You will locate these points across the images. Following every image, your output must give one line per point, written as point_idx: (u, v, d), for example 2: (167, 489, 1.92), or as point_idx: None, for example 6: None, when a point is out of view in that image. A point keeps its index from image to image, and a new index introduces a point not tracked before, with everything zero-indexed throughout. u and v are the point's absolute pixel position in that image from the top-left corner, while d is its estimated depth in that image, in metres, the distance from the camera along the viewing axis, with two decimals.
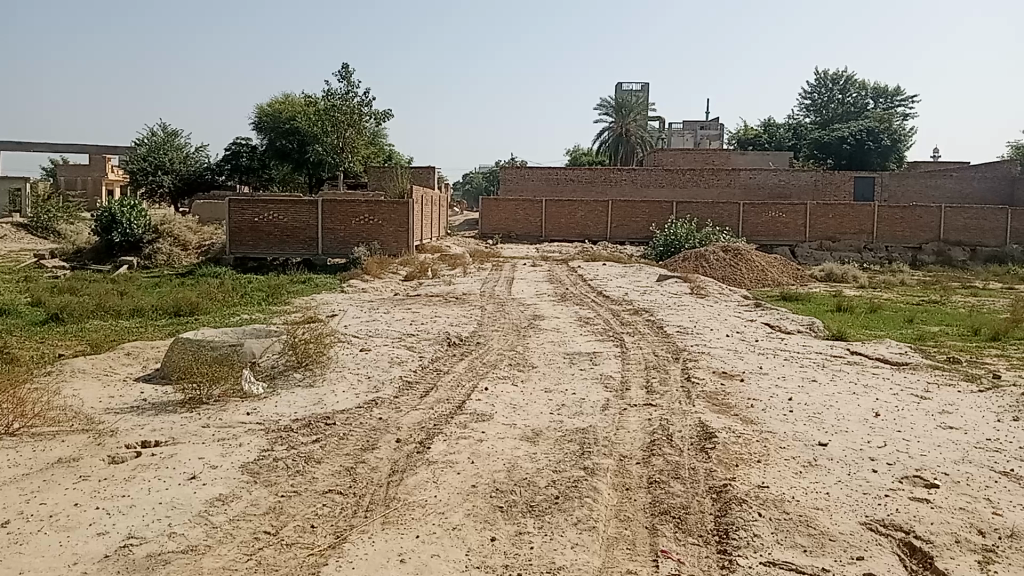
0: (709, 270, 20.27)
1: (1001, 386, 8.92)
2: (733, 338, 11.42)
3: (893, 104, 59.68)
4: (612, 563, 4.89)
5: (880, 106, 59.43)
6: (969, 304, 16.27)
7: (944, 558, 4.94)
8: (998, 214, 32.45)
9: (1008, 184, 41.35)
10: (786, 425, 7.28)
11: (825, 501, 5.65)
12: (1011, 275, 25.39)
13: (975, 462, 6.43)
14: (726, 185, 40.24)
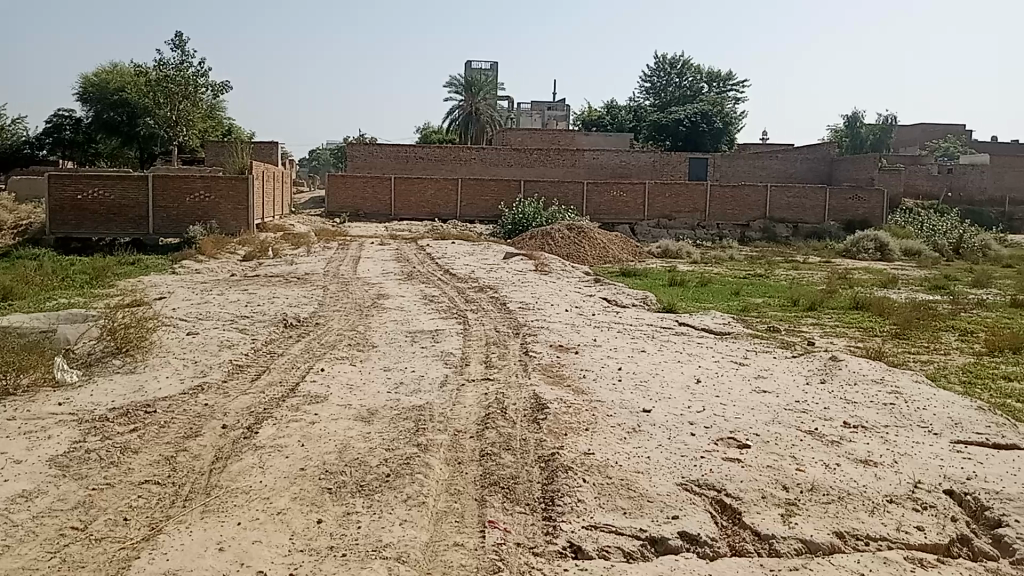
0: (553, 248, 20.70)
1: (812, 351, 9.63)
2: (572, 312, 11.75)
3: (724, 88, 62.87)
4: (439, 536, 4.92)
5: (713, 90, 62.46)
6: (790, 277, 17.45)
7: (751, 513, 5.28)
8: (817, 193, 34.96)
9: (827, 165, 44.53)
10: (614, 393, 7.57)
11: (646, 465, 5.91)
12: (829, 249, 27.50)
13: (783, 422, 6.90)
14: (571, 164, 41.15)
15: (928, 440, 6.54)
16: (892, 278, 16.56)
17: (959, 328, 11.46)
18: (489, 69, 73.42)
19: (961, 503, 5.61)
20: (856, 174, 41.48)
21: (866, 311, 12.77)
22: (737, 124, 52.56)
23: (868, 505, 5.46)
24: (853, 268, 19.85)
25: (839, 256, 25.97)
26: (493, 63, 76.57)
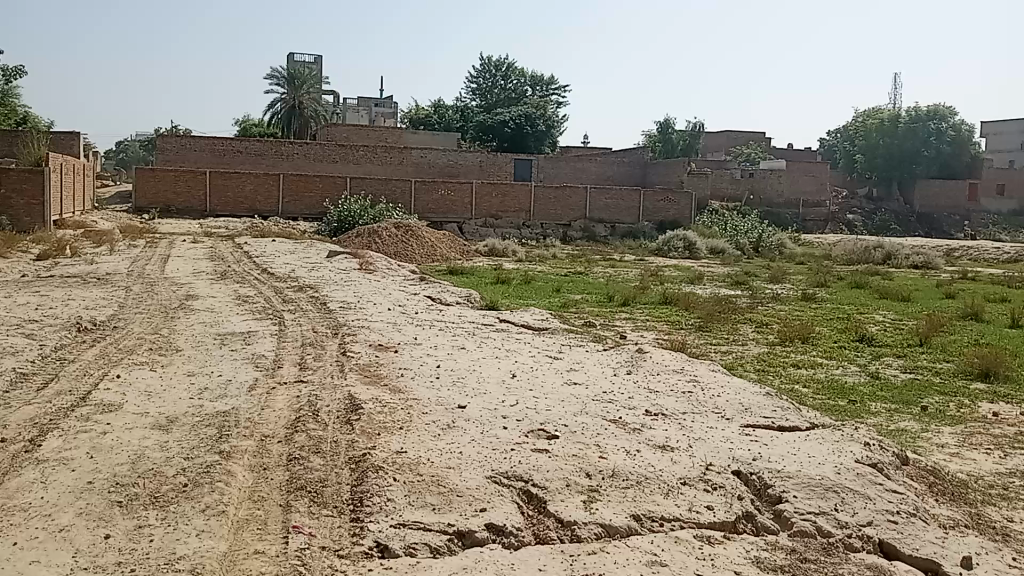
0: (380, 246, 20.49)
1: (622, 345, 10.11)
2: (393, 311, 11.68)
3: (547, 92, 64.67)
4: (239, 545, 4.74)
5: (536, 93, 64.05)
6: (608, 274, 18.23)
7: (555, 502, 5.46)
8: (634, 195, 36.75)
9: (641, 168, 47.13)
10: (431, 391, 7.60)
11: (457, 460, 5.97)
12: (644, 248, 28.97)
13: (591, 413, 7.17)
14: (398, 163, 40.91)
15: (720, 425, 7.03)
16: (698, 274, 17.67)
17: (755, 320, 12.40)
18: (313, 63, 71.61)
19: (746, 482, 6.06)
20: (669, 177, 43.94)
21: (675, 305, 13.56)
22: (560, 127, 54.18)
23: (664, 488, 5.79)
24: (665, 266, 21.02)
25: (653, 254, 27.42)
26: (318, 56, 74.78)
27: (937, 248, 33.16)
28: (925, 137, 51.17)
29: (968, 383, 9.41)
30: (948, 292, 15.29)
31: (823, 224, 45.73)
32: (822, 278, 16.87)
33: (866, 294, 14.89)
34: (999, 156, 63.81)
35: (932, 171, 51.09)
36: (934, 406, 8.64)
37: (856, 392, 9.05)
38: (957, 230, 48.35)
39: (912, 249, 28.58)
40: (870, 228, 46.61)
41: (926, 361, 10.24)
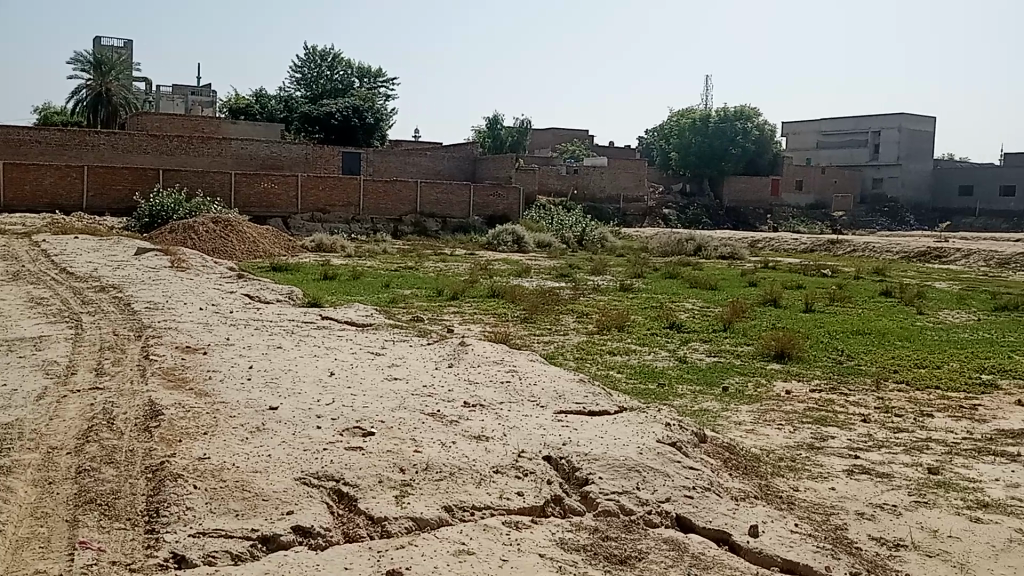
0: (196, 242, 19.54)
1: (445, 338, 10.20)
2: (206, 310, 11.19)
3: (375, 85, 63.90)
4: (17, 567, 4.41)
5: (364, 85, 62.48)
6: (436, 268, 18.31)
7: (366, 498, 5.43)
8: (463, 189, 37.19)
9: (470, 163, 47.70)
10: (241, 393, 7.35)
11: (265, 464, 5.81)
12: (474, 242, 29.31)
13: (409, 407, 7.17)
14: (217, 154, 39.20)
15: (534, 413, 7.24)
16: (525, 267, 18.09)
17: (576, 311, 12.85)
18: (124, 47, 67.03)
19: (556, 466, 6.29)
20: (498, 172, 44.60)
21: (501, 298, 13.83)
22: (388, 120, 53.76)
23: (476, 477, 5.90)
24: (493, 259, 21.36)
25: (482, 248, 27.87)
26: (127, 41, 70.10)
27: (743, 240, 35.71)
28: (733, 134, 54.52)
29: (765, 364, 10.19)
30: (751, 280, 16.51)
31: (642, 219, 48.18)
32: (639, 269, 17.74)
33: (678, 284, 15.82)
34: (797, 154, 69.37)
35: (740, 168, 54.84)
36: (734, 386, 9.30)
37: (666, 376, 9.60)
38: (761, 223, 52.30)
39: (720, 241, 30.58)
40: (684, 222, 49.49)
41: (729, 345, 11.00)
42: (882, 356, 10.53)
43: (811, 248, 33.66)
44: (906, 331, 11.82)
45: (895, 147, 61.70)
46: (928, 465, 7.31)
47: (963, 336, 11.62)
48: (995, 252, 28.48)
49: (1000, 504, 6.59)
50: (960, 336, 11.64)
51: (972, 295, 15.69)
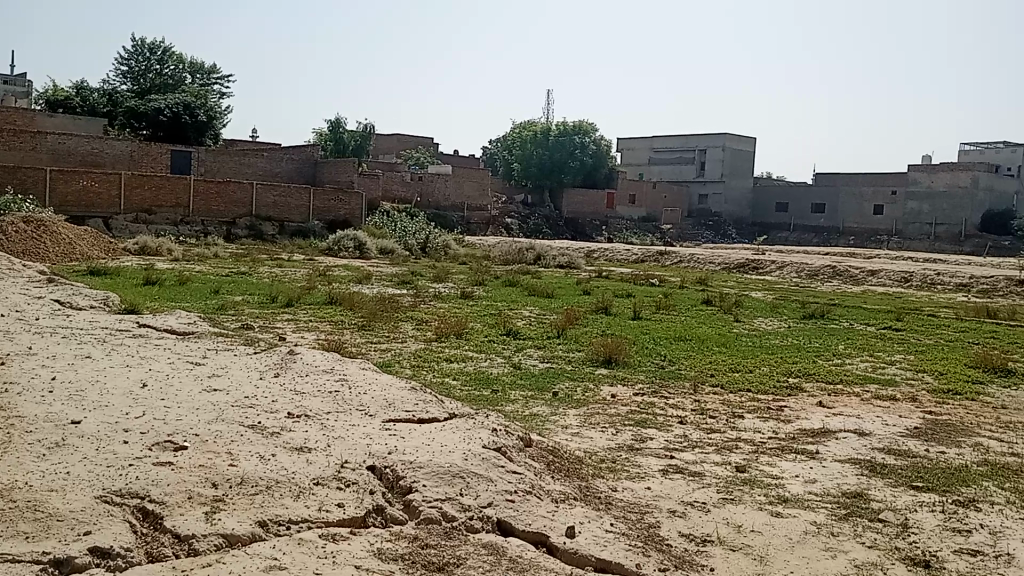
0: (3, 242, 17.98)
1: (273, 347, 9.91)
2: (8, 317, 10.31)
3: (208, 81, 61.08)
4: None
5: (196, 81, 59.61)
6: (272, 274, 17.77)
7: (173, 515, 5.17)
8: (302, 193, 36.40)
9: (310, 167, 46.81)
10: (41, 407, 6.83)
11: (62, 482, 5.42)
12: (312, 247, 28.67)
13: (227, 419, 6.90)
14: (30, 148, 36.26)
15: (360, 422, 7.15)
16: (365, 274, 17.88)
17: (415, 318, 12.83)
18: None
19: (379, 476, 6.23)
20: (339, 177, 43.60)
21: (339, 305, 13.60)
22: (222, 119, 51.50)
23: (295, 490, 5.75)
24: (333, 265, 20.98)
25: (322, 254, 27.33)
26: None
27: (580, 250, 36.89)
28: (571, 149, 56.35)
29: (594, 369, 10.58)
30: (586, 288, 17.09)
31: (485, 228, 48.84)
32: (480, 277, 17.95)
33: (517, 292, 16.13)
34: (631, 169, 72.47)
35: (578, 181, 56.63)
36: (564, 391, 9.58)
37: (499, 382, 9.74)
38: (597, 233, 54.21)
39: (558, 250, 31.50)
40: (525, 232, 50.55)
41: (560, 352, 11.31)
42: (701, 361, 11.16)
43: (641, 259, 35.23)
44: (724, 337, 12.58)
45: (719, 165, 65.66)
46: (737, 463, 7.80)
47: (773, 342, 12.52)
48: (805, 264, 30.94)
49: (797, 498, 7.12)
50: (771, 342, 12.54)
51: (784, 303, 16.94)
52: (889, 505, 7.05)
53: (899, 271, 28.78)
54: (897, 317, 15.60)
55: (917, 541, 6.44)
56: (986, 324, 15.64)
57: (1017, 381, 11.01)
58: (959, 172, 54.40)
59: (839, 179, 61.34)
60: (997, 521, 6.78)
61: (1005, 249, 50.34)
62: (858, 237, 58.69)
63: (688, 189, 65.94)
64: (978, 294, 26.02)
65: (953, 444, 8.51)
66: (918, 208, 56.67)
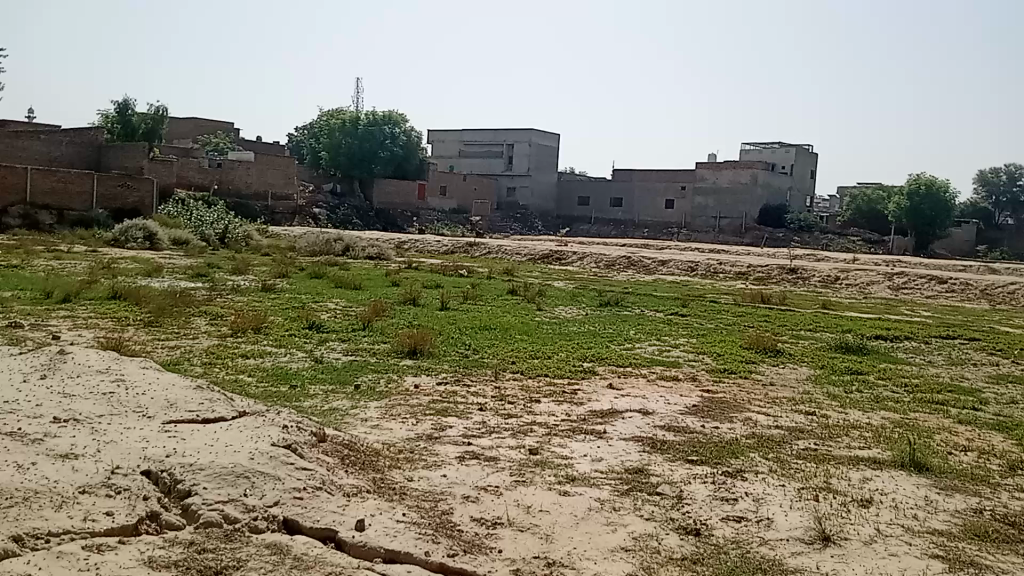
0: None
1: (43, 346, 9.15)
2: None
3: None
4: None
5: None
6: (46, 267, 16.36)
7: None
8: (84, 179, 33.66)
9: (94, 151, 43.37)
10: None
11: None
12: (97, 238, 26.63)
13: None
14: None
15: (138, 424, 6.75)
16: (156, 266, 16.85)
17: (209, 313, 12.26)
18: None
19: (155, 480, 5.94)
20: (127, 162, 40.70)
21: (123, 300, 12.74)
22: None
23: (56, 500, 5.36)
24: (119, 257, 19.63)
25: (108, 246, 25.47)
26: None
27: (390, 241, 36.74)
28: (380, 139, 55.63)
29: (398, 360, 10.58)
30: (392, 280, 17.05)
31: (290, 218, 47.51)
32: (283, 269, 17.42)
33: (322, 284, 15.81)
34: (441, 161, 72.43)
35: (388, 171, 56.00)
36: (366, 383, 9.51)
37: (298, 376, 9.52)
38: (408, 224, 54.10)
39: (367, 241, 31.23)
40: (333, 222, 49.52)
41: (365, 344, 11.23)
42: (502, 349, 11.45)
43: (451, 250, 35.60)
44: (526, 325, 12.98)
45: (525, 159, 67.30)
46: (530, 446, 8.07)
47: (571, 329, 13.06)
48: (603, 254, 32.52)
49: (584, 476, 7.49)
50: (569, 329, 13.06)
51: (582, 292, 17.69)
52: (666, 479, 7.56)
53: (686, 261, 30.89)
54: (683, 304, 16.70)
55: (690, 511, 6.96)
56: (758, 308, 17.11)
57: (784, 359, 12.14)
58: (741, 170, 59.72)
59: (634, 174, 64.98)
60: (760, 487, 7.46)
61: (780, 240, 55.67)
62: (652, 229, 62.40)
63: (497, 182, 67.07)
64: (754, 281, 28.45)
65: (726, 419, 9.26)
66: (704, 202, 61.35)
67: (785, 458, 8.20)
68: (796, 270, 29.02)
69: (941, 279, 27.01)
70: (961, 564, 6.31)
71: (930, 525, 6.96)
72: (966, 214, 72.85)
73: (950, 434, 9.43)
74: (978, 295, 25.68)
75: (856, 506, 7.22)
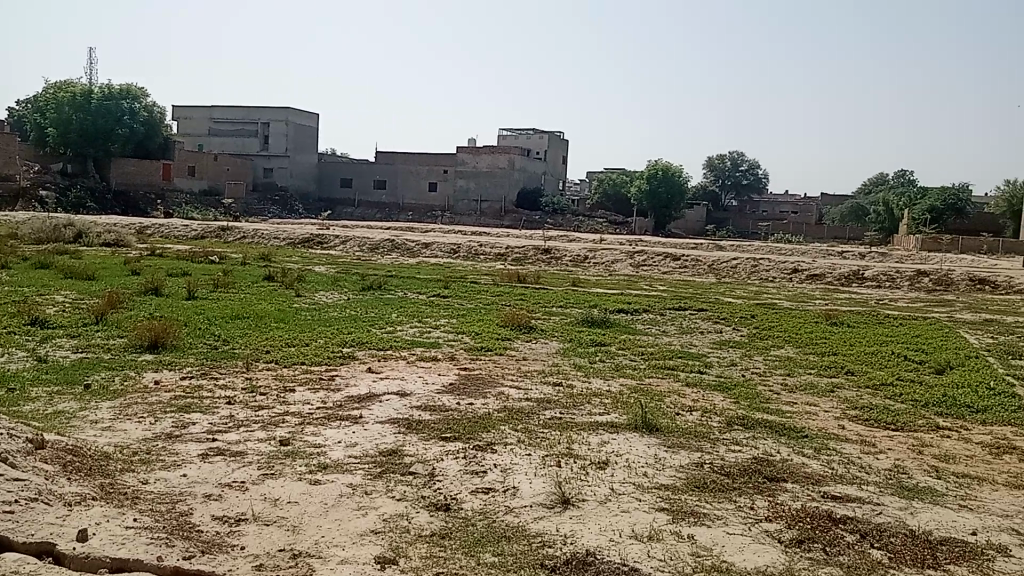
0: None
1: None
2: None
3: None
4: None
5: None
6: None
7: None
8: None
9: None
10: None
11: None
12: None
13: None
14: None
15: None
16: None
17: None
18: None
19: None
20: None
21: None
22: None
23: None
24: None
25: None
26: None
27: (130, 227, 34.15)
28: (117, 116, 51.27)
29: (137, 355, 9.85)
30: (133, 268, 15.86)
31: (12, 200, 42.44)
32: (2, 259, 15.62)
33: (49, 274, 14.36)
34: (188, 139, 66.84)
35: (127, 148, 51.69)
36: (99, 382, 8.78)
37: (16, 378, 8.61)
38: (152, 208, 50.22)
39: (104, 229, 28.79)
40: (64, 206, 44.60)
41: (99, 339, 10.36)
42: (255, 338, 11.02)
43: (202, 235, 33.64)
44: (282, 312, 12.58)
45: (283, 139, 64.53)
46: (280, 437, 7.84)
47: (331, 314, 12.84)
48: (365, 238, 32.29)
49: (336, 463, 7.40)
50: (329, 314, 12.84)
51: (343, 276, 17.43)
52: (419, 458, 7.66)
53: (449, 243, 31.45)
54: (445, 285, 16.94)
55: (441, 488, 7.11)
56: (515, 287, 17.74)
57: (536, 335, 12.72)
58: (499, 155, 62.80)
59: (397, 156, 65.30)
60: (508, 458, 7.78)
61: (536, 223, 59.49)
62: (416, 212, 63.28)
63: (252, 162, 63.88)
64: (512, 262, 29.52)
65: (481, 395, 9.55)
66: (465, 185, 63.37)
67: (533, 429, 8.61)
68: (551, 250, 30.46)
69: (675, 256, 29.50)
70: (682, 514, 6.99)
71: (658, 481, 7.65)
72: (698, 197, 80.32)
73: (678, 396, 10.41)
74: (706, 270, 28.34)
75: (595, 469, 7.77)
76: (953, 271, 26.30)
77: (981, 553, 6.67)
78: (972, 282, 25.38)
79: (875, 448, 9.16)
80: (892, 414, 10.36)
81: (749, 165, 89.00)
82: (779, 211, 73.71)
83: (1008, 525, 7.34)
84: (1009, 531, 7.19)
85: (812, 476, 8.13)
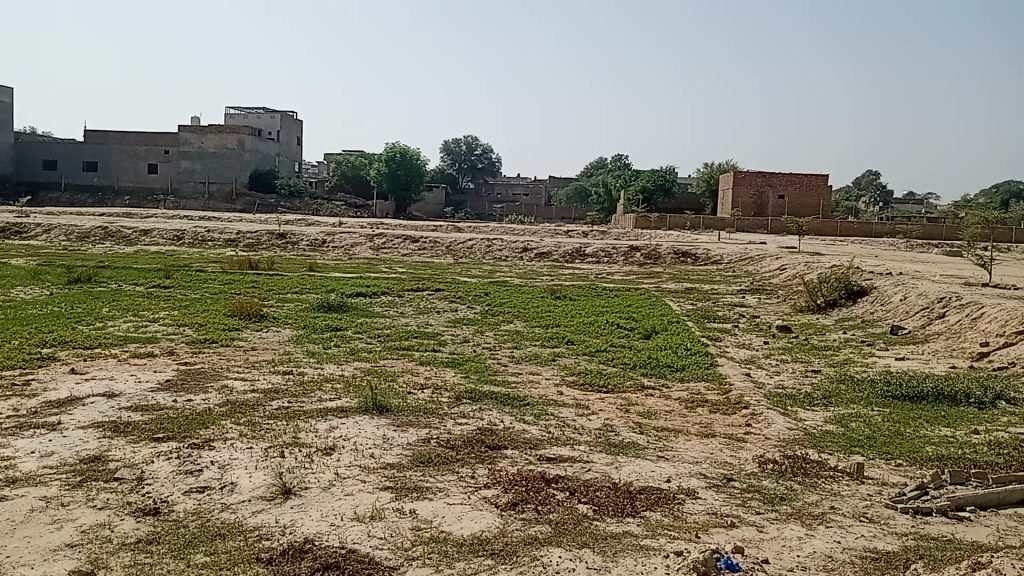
0: None
1: None
2: None
3: None
4: None
5: None
6: None
7: None
8: None
9: None
10: None
11: None
12: None
13: None
14: None
15: None
16: None
17: None
18: None
19: None
20: None
21: None
22: None
23: None
24: None
25: None
26: None
27: None
28: None
29: None
30: None
31: None
32: None
33: None
34: None
35: None
36: None
37: None
38: None
39: None
40: None
41: None
42: None
43: None
44: None
45: None
46: None
47: (30, 312, 11.67)
48: (74, 226, 29.51)
49: (28, 476, 6.77)
50: (27, 313, 11.66)
51: (46, 269, 15.85)
52: (126, 462, 7.20)
53: (171, 230, 29.65)
54: (165, 275, 15.94)
55: (150, 491, 6.74)
56: (245, 274, 17.11)
57: (268, 323, 12.38)
58: (227, 135, 59.93)
59: (109, 136, 60.10)
60: (226, 454, 7.54)
61: (270, 206, 58.08)
62: (135, 196, 58.93)
63: None
64: (244, 248, 28.38)
65: (200, 391, 9.14)
66: (189, 167, 60.32)
67: (256, 421, 8.41)
68: (286, 235, 29.70)
69: (414, 238, 29.90)
70: (405, 491, 7.18)
71: (384, 461, 7.80)
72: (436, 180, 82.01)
73: (410, 375, 10.66)
74: (443, 250, 28.99)
75: (320, 455, 7.76)
76: (662, 246, 29.07)
77: (672, 498, 7.49)
78: (676, 255, 28.18)
79: (588, 410, 9.97)
80: (604, 377, 11.35)
81: (483, 149, 91.92)
82: (514, 193, 77.00)
83: (696, 470, 8.31)
84: (696, 476, 8.15)
85: (530, 442, 8.68)
